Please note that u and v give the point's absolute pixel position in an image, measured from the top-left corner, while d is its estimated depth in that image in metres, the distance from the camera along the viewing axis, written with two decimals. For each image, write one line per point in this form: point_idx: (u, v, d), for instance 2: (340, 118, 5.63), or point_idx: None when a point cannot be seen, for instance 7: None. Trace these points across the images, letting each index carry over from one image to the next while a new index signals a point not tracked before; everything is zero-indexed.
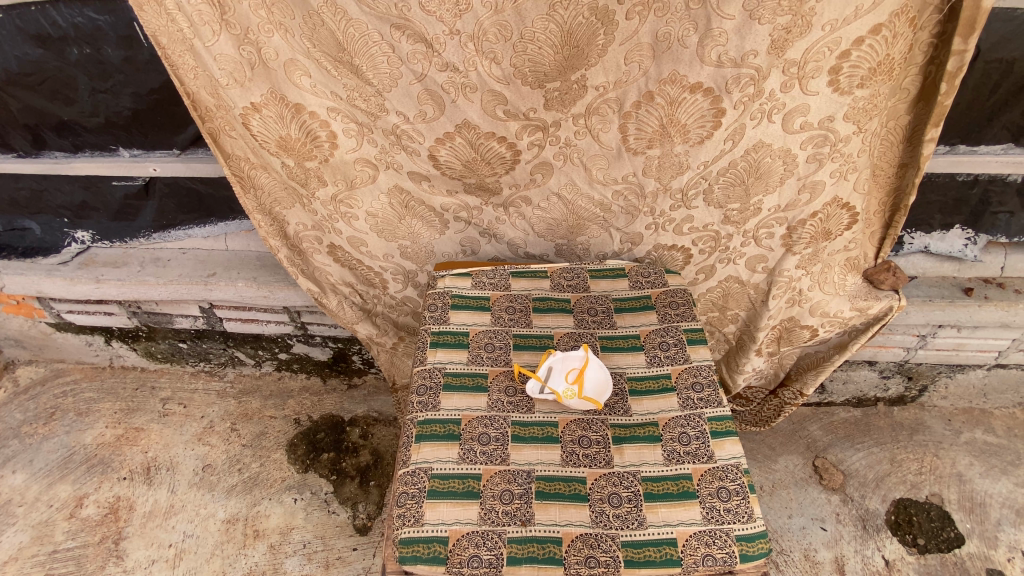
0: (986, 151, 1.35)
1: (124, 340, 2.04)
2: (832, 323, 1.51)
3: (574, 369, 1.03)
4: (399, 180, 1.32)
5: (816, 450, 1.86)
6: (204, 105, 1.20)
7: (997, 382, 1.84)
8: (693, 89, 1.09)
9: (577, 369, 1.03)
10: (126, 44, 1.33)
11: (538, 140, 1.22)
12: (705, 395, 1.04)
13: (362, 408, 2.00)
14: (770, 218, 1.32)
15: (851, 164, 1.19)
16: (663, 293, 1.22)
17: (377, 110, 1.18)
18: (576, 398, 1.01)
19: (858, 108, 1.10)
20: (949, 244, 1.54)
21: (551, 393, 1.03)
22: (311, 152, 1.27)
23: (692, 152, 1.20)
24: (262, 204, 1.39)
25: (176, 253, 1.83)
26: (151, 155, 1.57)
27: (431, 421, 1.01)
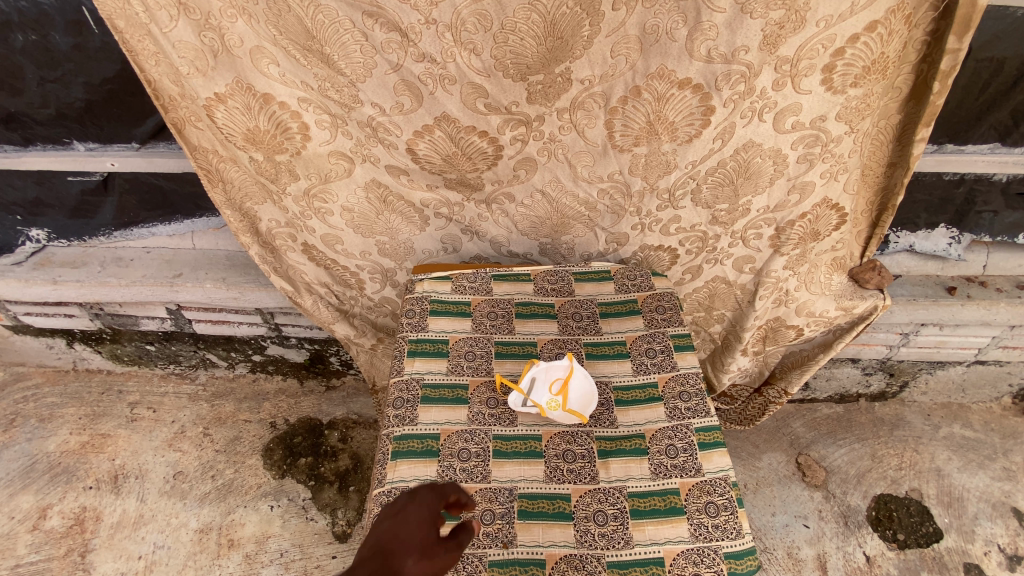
0: (973, 150, 1.34)
1: (88, 343, 1.95)
2: (817, 323, 1.50)
3: (557, 379, 1.00)
4: (377, 173, 1.25)
5: (799, 447, 1.86)
6: (167, 93, 1.11)
7: (975, 377, 1.86)
8: (682, 85, 1.04)
9: (560, 379, 1.00)
10: (76, 30, 1.24)
11: (521, 135, 1.16)
12: (692, 404, 1.01)
13: (340, 410, 1.94)
14: (758, 218, 1.28)
15: (841, 165, 1.16)
16: (650, 297, 1.19)
17: (351, 101, 1.11)
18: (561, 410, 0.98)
19: (850, 107, 1.07)
20: (934, 243, 1.53)
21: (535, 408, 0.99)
22: (281, 144, 1.19)
23: (681, 151, 1.16)
24: (231, 199, 1.30)
25: (139, 252, 1.73)
26: (109, 149, 1.47)
27: (408, 437, 0.96)
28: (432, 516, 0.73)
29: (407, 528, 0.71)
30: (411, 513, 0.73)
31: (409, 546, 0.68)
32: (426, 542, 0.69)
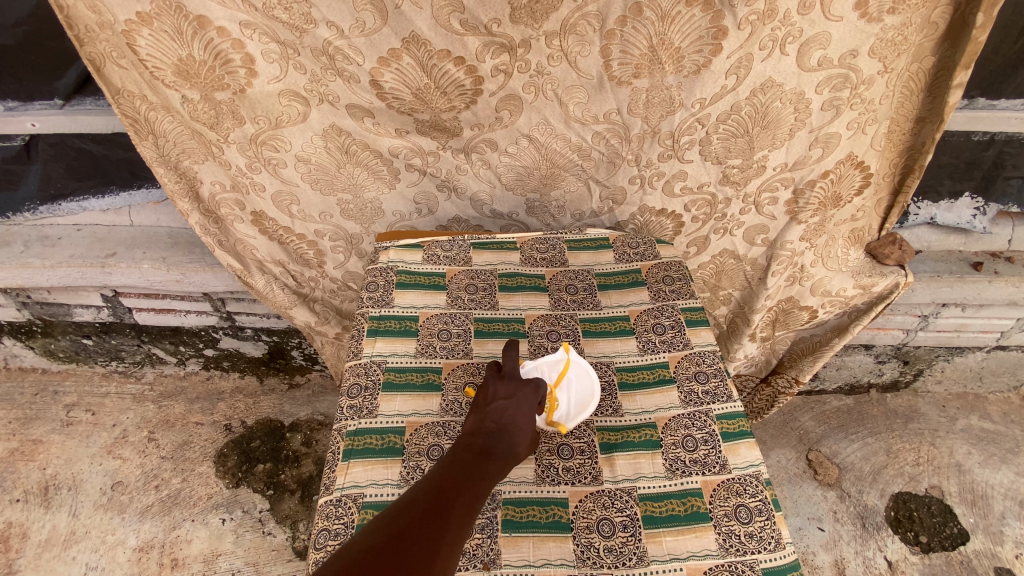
0: (1006, 106, 1.20)
1: (17, 337, 1.72)
2: (833, 303, 1.36)
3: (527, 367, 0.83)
4: (337, 117, 1.06)
5: (809, 442, 1.71)
6: (79, 21, 0.92)
7: (994, 365, 1.74)
8: (689, 1, 0.89)
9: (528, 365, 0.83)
10: None
11: (503, 64, 0.99)
12: (712, 388, 0.84)
13: (305, 411, 1.74)
14: (774, 178, 1.13)
15: (870, 114, 1.02)
16: (654, 266, 1.02)
17: (303, 22, 0.92)
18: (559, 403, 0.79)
19: (886, 39, 0.92)
20: (956, 215, 1.40)
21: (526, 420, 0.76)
22: (222, 80, 0.99)
23: (687, 87, 0.99)
24: (163, 155, 1.10)
25: (69, 231, 1.51)
26: (28, 107, 1.26)
27: (365, 433, 0.78)
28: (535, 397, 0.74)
29: (519, 407, 0.71)
30: (521, 391, 0.74)
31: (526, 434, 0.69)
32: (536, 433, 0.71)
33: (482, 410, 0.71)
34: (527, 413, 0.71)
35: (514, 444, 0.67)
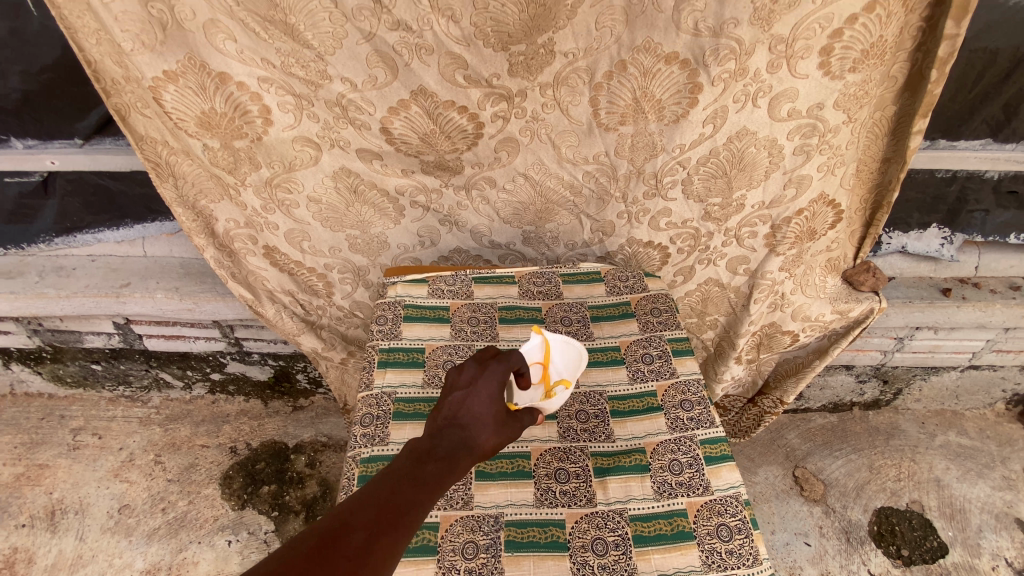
0: (965, 146, 1.31)
1: (26, 363, 1.76)
2: (813, 327, 1.45)
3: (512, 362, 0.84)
4: (347, 160, 1.14)
5: (795, 460, 1.78)
6: (109, 76, 0.99)
7: (968, 383, 1.82)
8: (669, 60, 0.97)
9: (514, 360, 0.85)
10: (11, 12, 1.12)
11: (502, 111, 1.07)
12: (696, 414, 0.91)
13: (308, 433, 1.79)
14: (753, 215, 1.22)
15: (838, 158, 1.11)
16: (643, 298, 1.10)
17: (318, 78, 1.00)
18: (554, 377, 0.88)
19: (849, 94, 1.01)
20: (926, 244, 1.49)
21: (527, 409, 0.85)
22: (240, 129, 1.07)
23: (667, 133, 1.08)
24: (182, 195, 1.18)
25: (83, 261, 1.57)
26: (49, 147, 1.33)
27: (377, 459, 0.84)
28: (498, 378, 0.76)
29: (477, 397, 0.74)
30: (481, 381, 0.76)
31: (486, 423, 0.73)
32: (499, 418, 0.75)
33: (441, 404, 0.75)
34: (485, 403, 0.74)
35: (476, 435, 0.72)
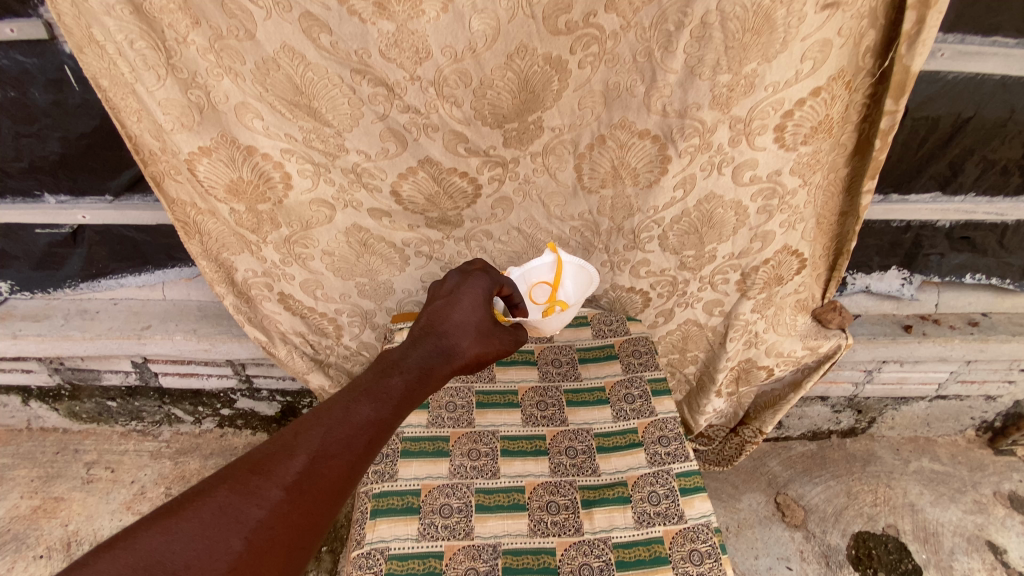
0: (916, 199, 1.44)
1: (44, 400, 1.85)
2: (787, 363, 1.56)
3: (526, 275, 1.05)
4: (359, 217, 1.27)
5: (777, 486, 1.88)
6: (148, 149, 1.12)
7: (938, 412, 1.94)
8: (642, 135, 1.12)
9: (529, 273, 1.05)
10: (55, 87, 1.24)
11: (498, 175, 1.21)
12: (672, 449, 1.02)
13: None
14: (724, 264, 1.34)
15: (798, 215, 1.24)
16: (625, 341, 1.22)
17: (336, 150, 1.14)
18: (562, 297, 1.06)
19: (802, 162, 1.14)
20: (888, 284, 1.62)
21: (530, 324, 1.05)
22: (264, 194, 1.20)
23: (642, 196, 1.22)
24: (207, 250, 1.30)
25: (106, 304, 1.68)
26: (81, 202, 1.45)
27: (388, 494, 0.94)
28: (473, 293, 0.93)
29: (459, 307, 0.91)
30: (461, 293, 0.93)
31: (463, 330, 0.88)
32: (474, 326, 0.89)
33: (428, 314, 0.91)
34: (465, 311, 0.90)
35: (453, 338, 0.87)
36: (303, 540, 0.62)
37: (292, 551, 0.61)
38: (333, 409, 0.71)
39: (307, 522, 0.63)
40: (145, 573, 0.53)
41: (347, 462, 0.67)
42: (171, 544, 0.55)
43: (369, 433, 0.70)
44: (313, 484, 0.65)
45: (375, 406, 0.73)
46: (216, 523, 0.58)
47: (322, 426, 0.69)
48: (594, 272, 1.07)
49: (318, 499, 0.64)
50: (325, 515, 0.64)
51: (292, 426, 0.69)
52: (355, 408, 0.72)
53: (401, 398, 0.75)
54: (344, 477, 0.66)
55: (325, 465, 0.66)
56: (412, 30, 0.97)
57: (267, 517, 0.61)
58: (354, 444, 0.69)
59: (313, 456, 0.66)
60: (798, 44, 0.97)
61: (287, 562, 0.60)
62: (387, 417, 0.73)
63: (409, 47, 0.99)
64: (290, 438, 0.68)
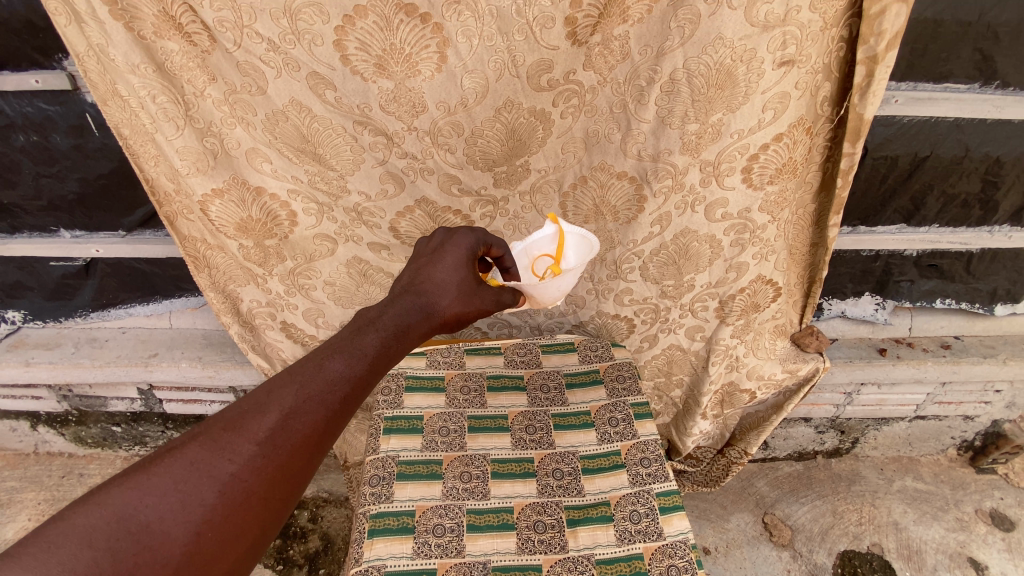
0: (883, 230, 1.53)
1: (51, 425, 1.90)
2: (768, 386, 1.62)
3: (529, 248, 1.07)
4: (359, 251, 1.35)
5: (764, 506, 1.93)
6: (164, 191, 1.20)
7: (919, 432, 2.00)
8: (620, 177, 1.22)
9: (531, 246, 1.07)
10: (76, 132, 1.33)
11: (489, 212, 1.30)
12: (653, 470, 1.09)
13: (311, 488, 1.92)
14: (703, 292, 1.42)
15: (769, 248, 1.31)
16: (610, 367, 1.29)
17: (339, 191, 1.23)
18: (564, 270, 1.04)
19: (770, 200, 1.21)
20: (862, 309, 1.71)
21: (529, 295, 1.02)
22: (271, 230, 1.29)
23: (623, 230, 1.33)
24: (215, 282, 1.38)
25: (115, 333, 1.75)
26: (95, 236, 1.53)
27: (384, 515, 1.00)
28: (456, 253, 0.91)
29: (440, 267, 0.88)
30: (443, 253, 0.91)
31: (443, 290, 0.86)
32: (456, 289, 0.87)
33: (410, 274, 0.89)
34: (447, 270, 0.88)
35: (434, 298, 0.84)
36: (280, 493, 0.61)
37: (268, 503, 0.60)
38: (307, 364, 0.68)
39: (284, 476, 0.62)
40: (119, 525, 0.52)
41: (322, 418, 0.65)
42: (143, 498, 0.54)
43: (346, 388, 0.68)
44: (287, 438, 0.63)
45: (350, 363, 0.70)
46: (188, 477, 0.57)
47: (294, 382, 0.66)
48: (595, 243, 1.04)
49: (292, 453, 0.63)
50: (302, 468, 0.63)
51: (264, 383, 0.66)
52: (329, 363, 0.69)
53: (379, 353, 0.73)
54: (320, 432, 0.65)
55: (299, 421, 0.64)
56: (409, 87, 1.07)
57: (240, 470, 0.59)
58: (328, 400, 0.66)
59: (286, 412, 0.64)
60: (758, 97, 1.05)
61: (265, 514, 0.60)
62: (363, 373, 0.70)
63: (406, 102, 1.09)
64: (262, 395, 0.65)
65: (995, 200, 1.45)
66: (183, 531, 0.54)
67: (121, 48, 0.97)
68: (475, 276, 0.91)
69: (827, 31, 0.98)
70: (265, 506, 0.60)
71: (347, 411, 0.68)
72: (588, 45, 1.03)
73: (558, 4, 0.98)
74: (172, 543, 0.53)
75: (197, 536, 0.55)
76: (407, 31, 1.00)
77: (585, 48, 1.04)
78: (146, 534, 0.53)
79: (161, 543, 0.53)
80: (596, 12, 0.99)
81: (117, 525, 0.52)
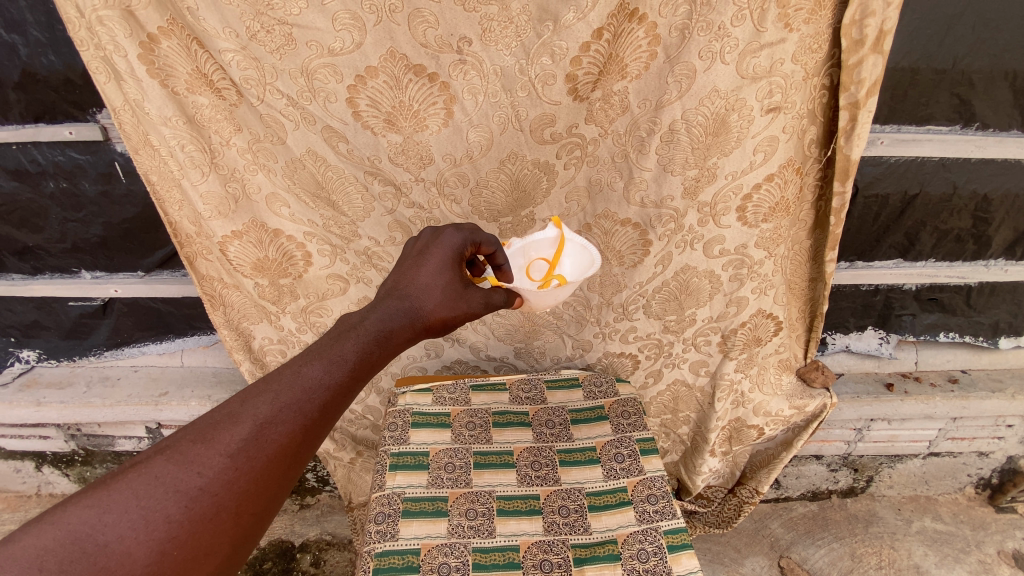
0: (881, 266, 1.55)
1: (57, 466, 1.90)
2: (776, 422, 1.60)
3: (526, 249, 1.04)
4: (368, 292, 1.40)
5: (780, 549, 1.87)
6: (185, 233, 1.26)
7: (934, 470, 1.95)
8: (624, 223, 1.27)
9: (529, 246, 1.03)
10: (104, 179, 1.41)
11: None
12: (660, 507, 1.08)
13: (314, 531, 1.89)
14: (705, 327, 1.44)
15: (768, 282, 1.34)
16: (615, 402, 1.29)
17: (350, 236, 1.29)
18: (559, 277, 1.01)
19: (766, 237, 1.25)
20: (866, 343, 1.72)
21: (525, 299, 1.01)
22: (286, 270, 1.34)
23: (628, 273, 1.36)
24: (229, 320, 1.42)
25: (127, 371, 1.79)
26: (114, 277, 1.58)
27: (389, 553, 1.00)
28: (443, 253, 0.88)
29: (427, 268, 0.86)
30: (430, 254, 0.88)
31: (429, 294, 0.84)
32: (443, 293, 0.85)
33: (396, 275, 0.87)
34: (434, 271, 0.86)
35: (420, 300, 0.83)
36: (251, 506, 0.62)
37: (240, 517, 0.61)
38: (284, 372, 0.68)
39: (256, 488, 0.62)
40: (76, 545, 0.53)
41: (297, 428, 0.65)
42: (102, 517, 0.55)
43: (323, 397, 0.68)
44: (260, 449, 0.63)
45: (329, 370, 0.69)
46: (153, 493, 0.57)
47: (270, 392, 0.66)
48: (597, 254, 1.02)
49: (265, 465, 0.63)
50: (276, 480, 0.64)
51: (238, 393, 0.66)
52: (306, 371, 0.68)
53: (359, 361, 0.72)
54: (295, 444, 0.64)
55: (273, 432, 0.64)
56: (418, 140, 1.15)
57: (209, 484, 0.60)
58: (304, 410, 0.66)
59: (260, 422, 0.64)
60: (750, 140, 1.11)
61: (235, 528, 0.61)
62: (341, 380, 0.70)
63: (415, 154, 1.17)
64: (236, 405, 0.65)
65: (987, 235, 1.48)
66: (145, 550, 0.55)
67: (155, 102, 1.05)
68: (463, 278, 0.89)
69: (810, 80, 1.04)
70: (235, 519, 0.61)
71: (324, 421, 0.68)
72: (589, 100, 1.10)
73: (559, 63, 1.05)
74: (132, 562, 0.54)
75: (160, 554, 0.55)
76: (417, 89, 1.08)
77: (586, 102, 1.10)
78: (105, 553, 0.54)
79: (121, 562, 0.54)
80: (595, 70, 1.06)
81: (75, 545, 0.53)
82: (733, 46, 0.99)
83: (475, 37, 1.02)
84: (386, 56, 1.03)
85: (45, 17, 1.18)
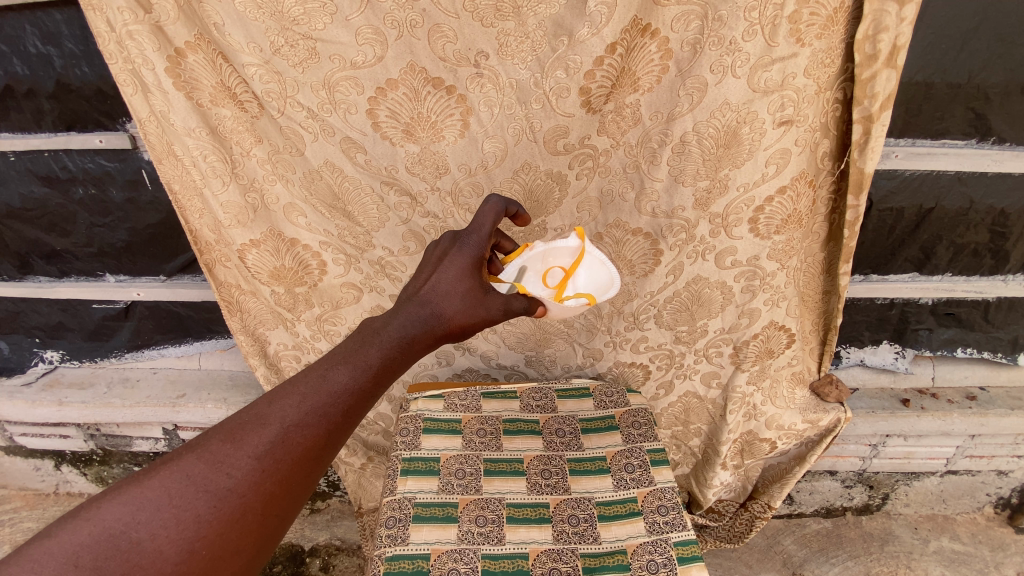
0: (895, 279, 1.54)
1: (75, 465, 1.94)
2: (789, 436, 1.59)
3: (546, 255, 1.05)
4: (381, 299, 1.42)
5: (792, 566, 1.84)
6: (205, 240, 1.30)
7: (952, 488, 1.91)
8: (635, 233, 1.28)
9: (549, 252, 1.05)
10: (131, 186, 1.45)
11: None
12: (670, 518, 1.08)
13: (324, 535, 1.90)
14: (716, 338, 1.44)
15: (780, 294, 1.33)
16: (626, 412, 1.29)
17: (365, 245, 1.32)
18: (574, 289, 1.02)
19: (778, 249, 1.25)
20: (881, 357, 1.70)
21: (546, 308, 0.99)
22: (302, 278, 1.37)
23: (639, 283, 1.37)
24: (246, 325, 1.46)
25: (146, 373, 1.83)
26: (137, 281, 1.63)
27: (399, 557, 1.01)
28: (462, 259, 0.89)
29: (447, 274, 0.87)
30: (450, 260, 0.89)
31: (449, 302, 0.85)
32: (463, 301, 0.86)
33: (416, 280, 0.88)
34: (455, 278, 0.87)
35: (439, 308, 0.84)
36: (275, 509, 0.63)
37: (265, 519, 0.63)
38: (310, 375, 0.69)
39: (281, 490, 0.64)
40: (108, 543, 0.54)
41: (321, 432, 0.67)
42: (135, 515, 0.56)
43: (346, 401, 0.69)
44: (287, 452, 0.64)
45: (353, 375, 0.71)
46: (185, 493, 0.59)
47: (297, 395, 0.68)
48: (615, 272, 1.03)
49: (291, 467, 0.65)
50: (300, 483, 0.65)
51: (264, 394, 0.67)
52: (331, 376, 0.70)
53: (381, 367, 0.74)
54: (319, 447, 0.66)
55: (299, 435, 0.65)
56: (433, 151, 1.18)
57: (237, 485, 0.61)
58: (329, 414, 0.68)
59: (286, 425, 0.65)
60: (762, 153, 1.12)
61: (260, 529, 0.63)
62: (365, 385, 0.71)
63: (430, 165, 1.20)
64: (263, 407, 0.66)
65: (1005, 250, 1.47)
66: (175, 550, 0.57)
67: (181, 114, 1.09)
68: (483, 284, 0.90)
69: (822, 94, 1.05)
70: (259, 520, 0.63)
71: (348, 424, 0.69)
72: (602, 113, 1.12)
73: (573, 76, 1.07)
74: (162, 561, 0.56)
75: (189, 552, 0.57)
76: (434, 101, 1.10)
77: (599, 115, 1.12)
78: (137, 551, 0.55)
79: (153, 561, 0.55)
80: (609, 83, 1.08)
81: (109, 542, 0.55)
82: (745, 61, 1.01)
83: (492, 51, 1.04)
84: (405, 69, 1.06)
85: (79, 30, 1.23)
